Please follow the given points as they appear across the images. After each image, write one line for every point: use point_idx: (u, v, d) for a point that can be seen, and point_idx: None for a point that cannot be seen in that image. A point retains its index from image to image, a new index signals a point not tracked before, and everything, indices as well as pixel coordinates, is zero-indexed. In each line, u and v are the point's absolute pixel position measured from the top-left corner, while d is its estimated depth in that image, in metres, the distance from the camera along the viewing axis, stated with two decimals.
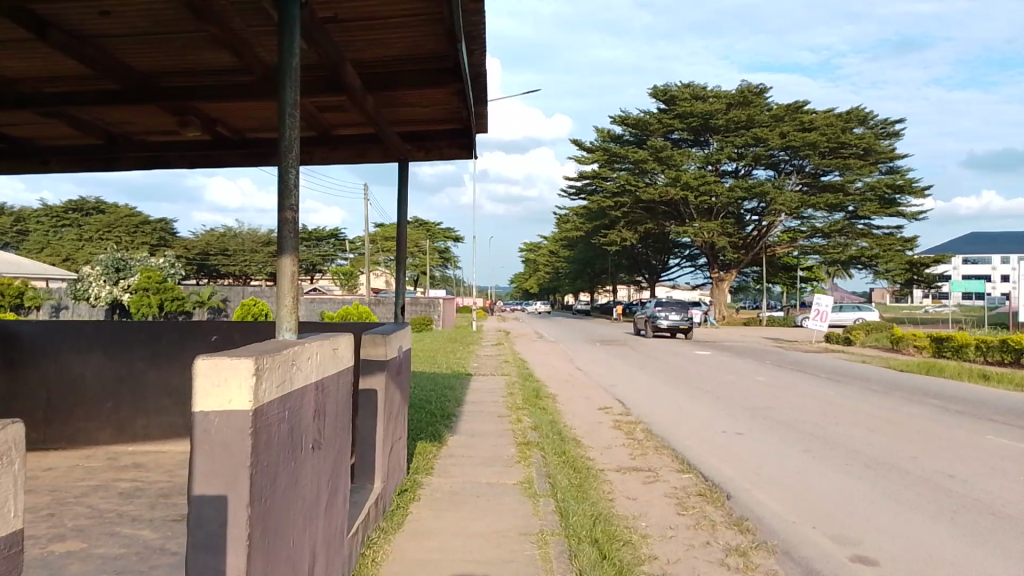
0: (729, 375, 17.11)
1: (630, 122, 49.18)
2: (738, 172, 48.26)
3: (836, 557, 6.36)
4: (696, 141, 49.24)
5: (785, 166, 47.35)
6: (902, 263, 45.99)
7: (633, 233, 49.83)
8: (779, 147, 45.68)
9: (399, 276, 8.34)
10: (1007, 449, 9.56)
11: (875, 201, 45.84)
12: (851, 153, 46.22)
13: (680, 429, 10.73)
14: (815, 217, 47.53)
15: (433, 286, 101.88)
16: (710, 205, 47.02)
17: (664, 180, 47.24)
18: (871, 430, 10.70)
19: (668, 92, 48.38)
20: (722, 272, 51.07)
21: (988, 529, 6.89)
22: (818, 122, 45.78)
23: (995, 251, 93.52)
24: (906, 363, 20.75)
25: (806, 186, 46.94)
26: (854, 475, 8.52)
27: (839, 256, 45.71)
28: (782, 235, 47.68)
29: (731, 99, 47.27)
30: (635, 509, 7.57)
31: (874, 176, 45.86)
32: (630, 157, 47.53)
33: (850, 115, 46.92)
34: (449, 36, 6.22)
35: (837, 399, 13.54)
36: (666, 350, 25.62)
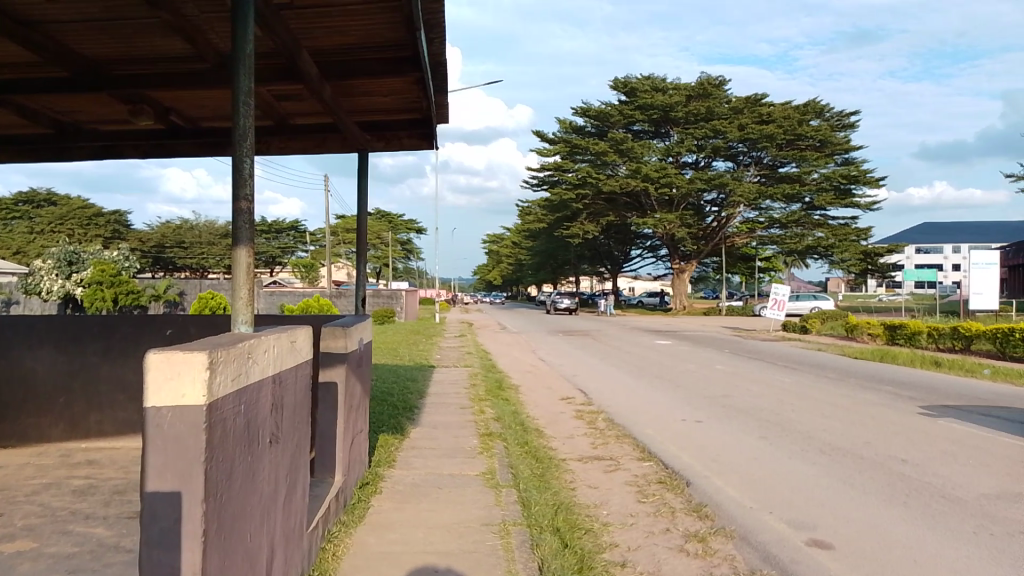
0: (689, 363, 17.30)
1: (591, 113, 49.47)
2: (698, 164, 48.83)
3: (792, 542, 6.54)
4: (657, 133, 49.57)
5: (743, 158, 47.97)
6: (857, 254, 46.69)
7: (595, 225, 49.88)
8: (737, 140, 46.18)
9: (360, 268, 8.19)
10: (959, 434, 9.81)
11: (831, 192, 46.55)
12: (808, 145, 46.99)
13: (640, 417, 10.82)
14: (773, 208, 48.15)
15: (395, 278, 101.32)
16: (671, 196, 47.48)
17: (625, 172, 47.48)
18: (826, 416, 10.94)
19: (628, 83, 48.89)
20: (683, 262, 51.54)
21: (940, 512, 7.09)
22: (776, 115, 46.51)
23: (944, 241, 95.76)
24: (859, 350, 21.19)
25: (763, 178, 47.62)
26: (810, 460, 8.70)
27: (796, 245, 46.33)
28: (741, 227, 48.82)
29: (690, 92, 47.67)
30: (597, 497, 7.64)
31: (830, 167, 46.59)
32: (592, 149, 47.63)
33: (807, 108, 47.59)
34: (407, 24, 6.17)
35: (796, 386, 13.77)
36: (629, 340, 25.85)
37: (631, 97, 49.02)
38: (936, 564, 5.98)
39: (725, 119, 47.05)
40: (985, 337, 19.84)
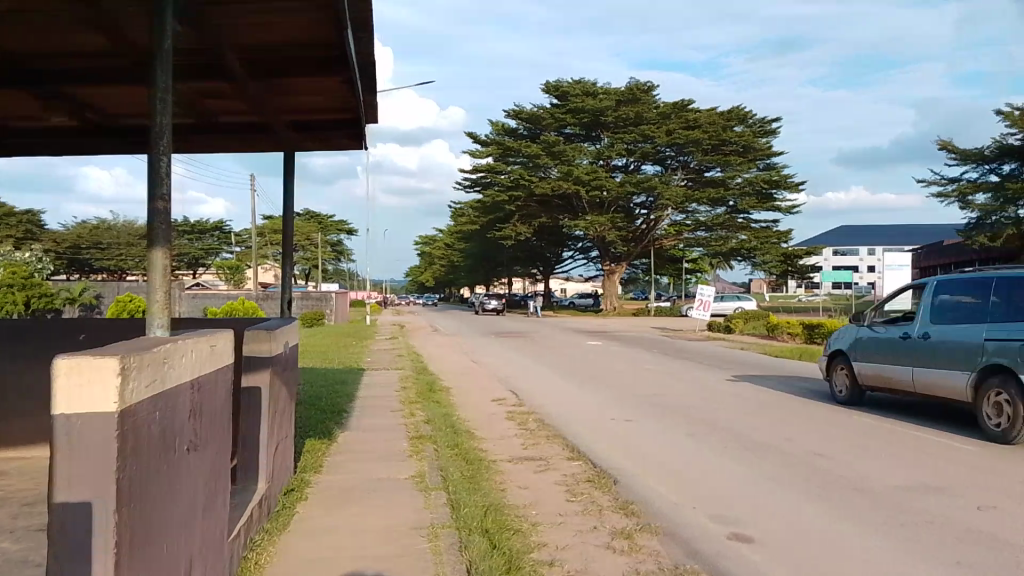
0: (620, 364, 17.60)
1: (524, 116, 50.07)
2: (628, 168, 49.84)
3: (717, 536, 6.73)
4: (588, 136, 50.47)
5: (671, 162, 49.09)
6: (777, 255, 48.42)
7: (528, 228, 50.49)
8: (665, 144, 47.32)
9: (287, 269, 8.03)
10: (871, 428, 10.29)
11: (753, 196, 47.87)
12: (732, 150, 48.28)
13: (571, 417, 10.94)
14: (699, 211, 49.29)
15: (327, 280, 99.62)
16: (601, 199, 48.26)
17: (557, 174, 48.10)
18: (749, 413, 11.29)
19: (560, 87, 49.72)
20: (613, 264, 52.38)
21: (854, 503, 7.42)
22: (702, 120, 47.69)
23: (858, 243, 100.47)
24: (780, 349, 21.95)
25: (690, 181, 48.64)
26: (733, 456, 8.98)
27: (721, 247, 47.51)
28: (670, 229, 49.23)
29: (619, 96, 48.05)
30: (528, 498, 7.67)
31: (753, 172, 47.81)
32: (524, 151, 48.13)
33: (731, 114, 48.99)
34: (335, 24, 6.08)
35: (721, 385, 14.17)
36: (560, 340, 26.13)
37: (563, 100, 49.87)
38: (851, 554, 6.25)
39: (654, 125, 48.03)
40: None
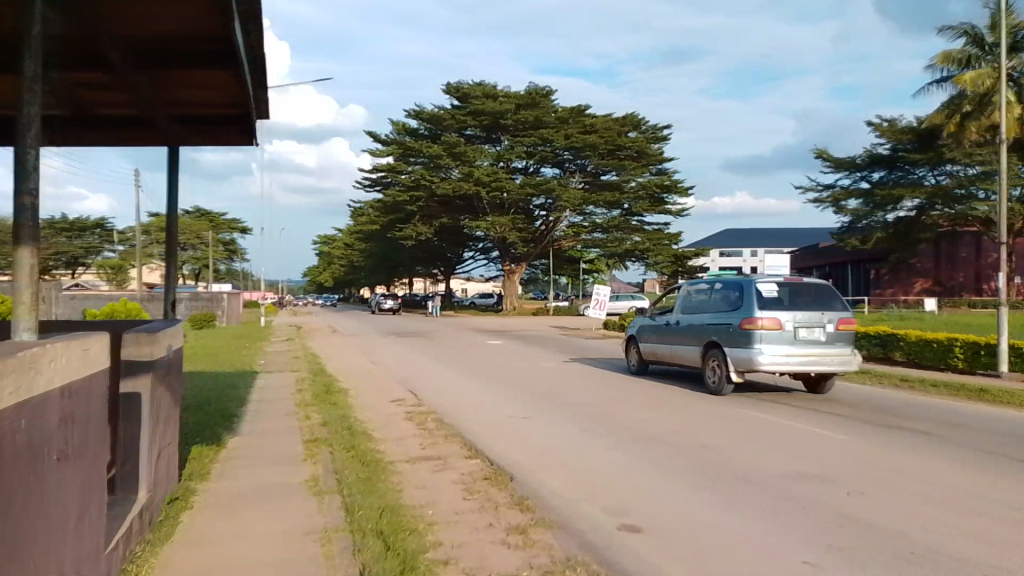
0: (519, 362, 17.85)
1: (424, 116, 50.20)
2: (527, 170, 50.48)
3: (607, 528, 6.96)
4: (488, 138, 50.98)
5: (569, 165, 49.91)
6: (668, 256, 49.78)
7: (428, 227, 50.34)
8: (563, 148, 48.34)
9: (171, 270, 7.72)
10: (753, 420, 10.88)
11: (647, 200, 49.62)
12: (626, 155, 49.46)
13: (469, 416, 11.01)
14: (596, 213, 50.75)
15: (219, 280, 95.58)
16: (502, 200, 48.72)
17: (458, 175, 48.34)
18: (642, 408, 11.70)
19: (461, 89, 50.14)
20: (513, 264, 53.33)
21: (736, 491, 7.84)
22: (598, 125, 48.67)
23: (743, 245, 106.21)
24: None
25: (587, 184, 49.79)
26: (626, 450, 9.29)
27: (617, 248, 48.25)
28: (568, 230, 50.34)
29: (519, 100, 49.21)
30: (425, 498, 7.68)
31: (647, 176, 49.70)
32: (426, 152, 48.16)
33: (626, 120, 50.34)
34: (223, 18, 5.90)
35: (616, 381, 14.62)
36: (459, 340, 26.21)
37: (463, 102, 50.31)
38: (733, 540, 6.61)
39: (552, 128, 48.93)
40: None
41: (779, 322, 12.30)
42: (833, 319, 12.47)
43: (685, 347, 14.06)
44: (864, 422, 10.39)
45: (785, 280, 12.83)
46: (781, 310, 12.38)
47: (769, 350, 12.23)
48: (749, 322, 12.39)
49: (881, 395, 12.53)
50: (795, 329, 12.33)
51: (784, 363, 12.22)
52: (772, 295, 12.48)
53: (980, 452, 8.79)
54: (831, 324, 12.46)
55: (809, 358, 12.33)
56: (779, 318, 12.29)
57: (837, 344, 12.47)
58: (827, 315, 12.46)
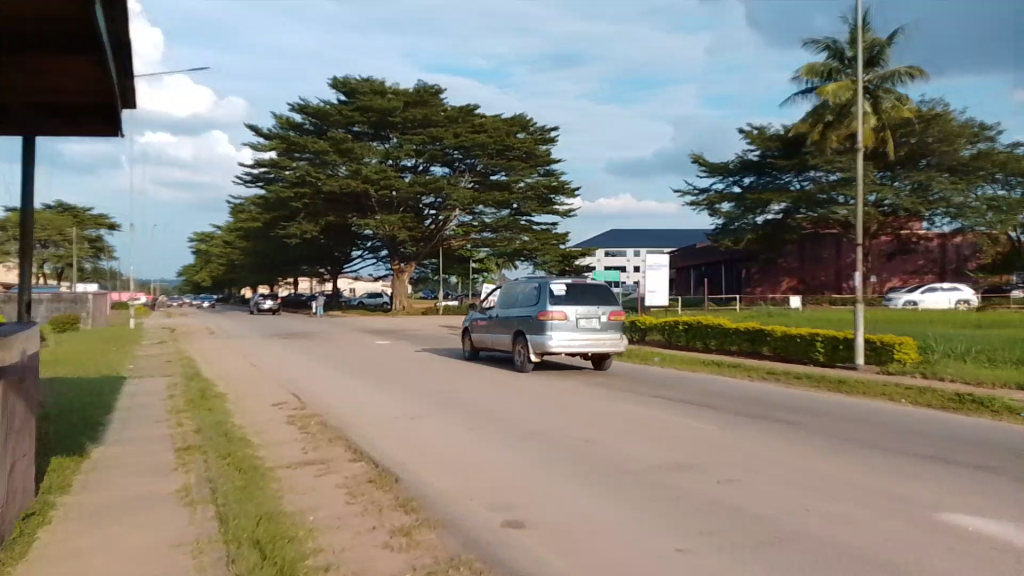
0: (407, 362, 17.72)
1: (310, 112, 49.33)
2: (417, 168, 50.08)
3: (491, 524, 7.03)
4: (377, 135, 49.90)
5: (459, 164, 50.08)
6: (557, 255, 50.82)
7: (313, 225, 49.26)
8: (453, 147, 48.38)
9: (22, 268, 7.15)
10: (632, 413, 11.27)
11: (535, 200, 50.42)
12: (515, 155, 49.98)
13: (354, 418, 10.84)
14: (485, 213, 51.05)
15: (83, 280, 88.93)
16: (391, 198, 48.31)
17: (345, 172, 47.40)
18: (529, 404, 11.88)
19: (348, 84, 49.63)
20: (403, 263, 52.94)
21: (616, 483, 8.09)
22: (487, 125, 49.09)
23: (627, 245, 110.06)
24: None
25: (477, 184, 49.99)
26: (511, 446, 9.41)
27: (507, 248, 49.34)
28: (457, 229, 50.49)
29: (408, 98, 49.03)
30: (305, 503, 7.51)
31: (535, 177, 50.15)
32: (311, 147, 47.13)
33: (515, 120, 50.80)
34: (84, 2, 5.51)
35: (502, 378, 14.78)
36: (344, 341, 25.67)
37: (350, 97, 49.80)
38: (612, 532, 6.83)
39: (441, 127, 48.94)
40: (656, 330, 21.19)
41: (565, 314, 15.52)
42: (607, 311, 15.79)
43: (503, 335, 17.10)
44: (733, 413, 11.02)
45: (573, 281, 16.07)
46: (568, 304, 15.62)
47: (557, 337, 15.45)
48: (543, 314, 15.56)
49: (752, 388, 13.29)
50: (577, 319, 15.60)
51: (568, 346, 15.51)
52: (561, 293, 15.65)
53: (834, 438, 9.52)
54: (605, 315, 15.80)
55: (589, 341, 15.64)
56: (566, 311, 15.49)
57: (610, 330, 15.84)
58: (602, 307, 15.79)
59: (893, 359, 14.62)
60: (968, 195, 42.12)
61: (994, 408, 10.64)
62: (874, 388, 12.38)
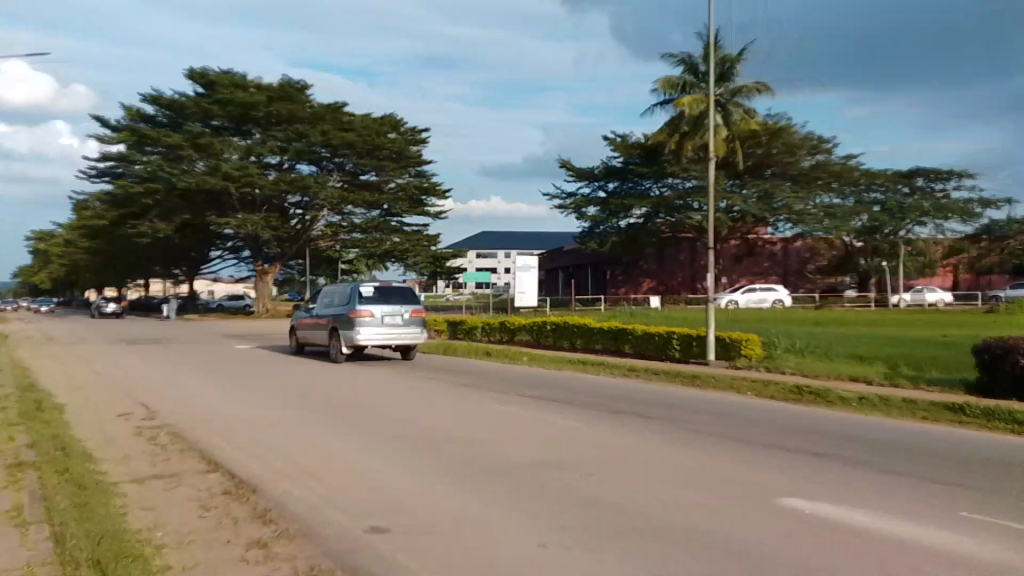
0: (269, 367, 17.11)
1: (163, 103, 47.64)
2: (281, 166, 48.26)
3: (352, 531, 6.95)
4: (239, 132, 48.04)
5: (326, 164, 48.86)
6: (427, 258, 50.88)
7: (167, 223, 47.09)
8: (320, 145, 46.79)
9: None
10: (497, 412, 11.47)
11: (405, 201, 50.20)
12: (385, 155, 49.35)
13: (209, 427, 10.37)
14: (355, 214, 50.39)
15: None
16: (253, 195, 46.69)
17: (203, 168, 45.64)
18: (394, 406, 11.82)
19: (206, 76, 47.36)
20: (266, 265, 51.48)
21: (479, 483, 8.22)
22: (357, 124, 47.85)
23: (499, 246, 111.29)
24: (425, 345, 23.02)
25: (346, 183, 49.35)
26: (375, 451, 9.33)
27: (376, 249, 48.88)
28: (326, 229, 49.60)
29: (271, 93, 47.02)
30: (153, 519, 7.11)
31: (406, 178, 50.33)
32: (164, 142, 45.61)
33: (384, 120, 49.69)
34: None
35: (368, 381, 14.61)
36: (200, 346, 24.38)
37: (209, 90, 47.55)
38: (473, 532, 6.94)
39: (307, 124, 47.17)
40: (524, 329, 21.79)
41: (372, 312, 18.03)
42: (409, 309, 18.41)
43: (321, 331, 19.45)
44: (594, 409, 11.46)
45: (381, 283, 18.53)
46: (375, 304, 18.11)
47: (364, 332, 17.99)
48: (353, 313, 18.00)
49: (615, 384, 13.88)
50: (382, 317, 18.13)
51: (374, 339, 18.05)
52: (370, 294, 18.09)
53: (686, 430, 10.11)
54: (408, 313, 18.42)
55: (393, 335, 18.25)
56: (373, 309, 18.00)
57: (412, 325, 18.52)
58: (405, 306, 18.37)
59: (741, 355, 15.70)
60: (809, 203, 45.90)
61: (827, 399, 11.69)
62: (725, 381, 13.30)
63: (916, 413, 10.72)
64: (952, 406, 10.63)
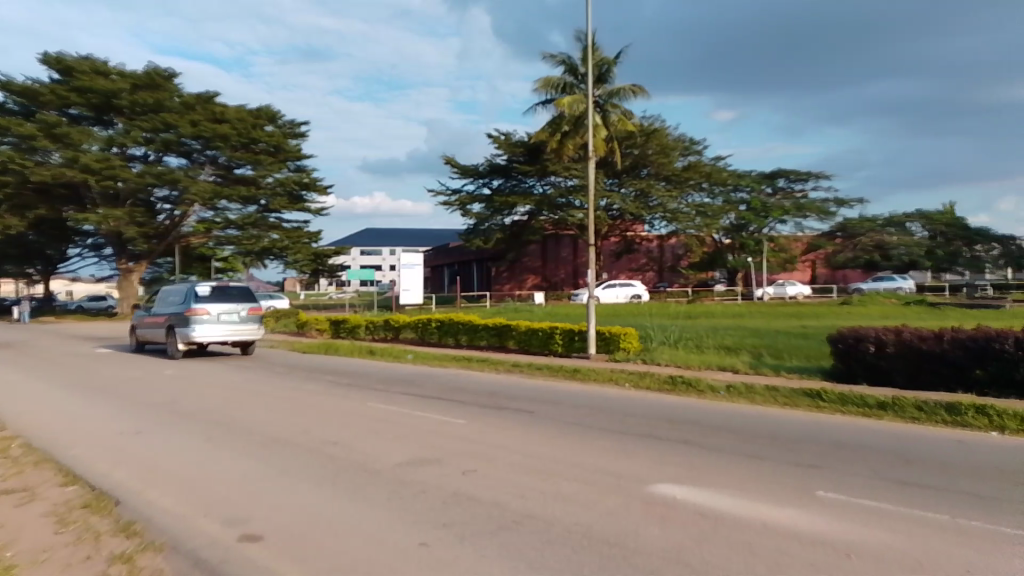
0: (133, 371, 16.09)
1: (14, 89, 44.42)
2: (148, 158, 45.85)
3: (224, 541, 6.68)
4: (99, 120, 45.63)
5: (198, 156, 46.44)
6: (308, 255, 49.44)
7: (20, 219, 44.33)
8: (190, 136, 44.42)
9: None
10: (379, 410, 11.33)
11: (284, 197, 48.43)
12: (262, 149, 47.47)
13: (67, 437, 9.69)
14: (229, 209, 47.83)
15: None
16: (117, 189, 43.96)
17: (60, 159, 42.79)
18: (271, 409, 11.44)
19: (62, 61, 44.05)
20: (131, 263, 48.23)
21: (359, 484, 8.09)
22: (229, 115, 45.83)
23: (384, 244, 109.11)
24: (307, 344, 22.55)
25: (219, 177, 47.15)
26: (251, 455, 9.02)
27: (253, 247, 46.99)
28: (197, 225, 46.61)
29: (136, 80, 44.25)
30: (2, 538, 6.58)
31: (284, 173, 48.07)
32: (15, 130, 42.19)
33: (260, 113, 47.68)
34: None
35: (243, 383, 14.05)
36: (55, 350, 22.57)
37: (66, 76, 44.41)
38: (353, 533, 6.83)
39: (175, 114, 44.64)
40: (410, 327, 21.88)
41: (208, 310, 18.50)
42: (246, 307, 18.98)
43: (159, 329, 19.80)
44: (477, 405, 11.58)
45: (219, 282, 19.01)
46: (211, 303, 18.55)
47: (199, 330, 18.46)
48: (189, 311, 18.43)
49: (498, 380, 14.10)
50: (218, 314, 18.63)
51: (211, 336, 18.53)
52: (206, 293, 18.52)
53: (565, 423, 10.39)
54: (245, 310, 18.99)
55: (229, 332, 18.77)
56: (208, 307, 18.47)
57: (249, 323, 19.09)
58: (242, 304, 18.94)
59: (619, 348, 16.26)
60: (682, 201, 48.36)
61: (698, 389, 12.33)
62: (603, 374, 13.77)
63: (777, 399, 11.48)
64: (810, 392, 11.41)
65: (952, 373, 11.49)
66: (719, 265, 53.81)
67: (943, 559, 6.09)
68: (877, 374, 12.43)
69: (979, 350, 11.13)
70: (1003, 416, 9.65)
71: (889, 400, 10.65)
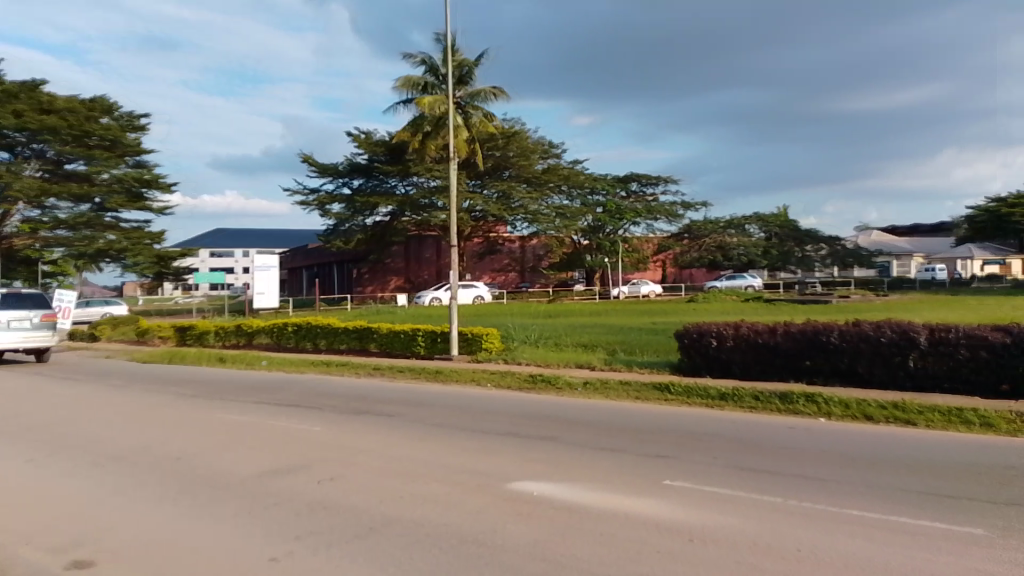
0: None
1: None
2: None
3: (51, 570, 6.08)
4: None
5: (22, 150, 42.50)
6: (151, 257, 46.11)
7: None
8: (13, 128, 40.81)
9: None
10: (229, 421, 10.76)
11: (123, 195, 44.94)
12: (96, 143, 43.94)
13: None
14: (59, 208, 44.04)
15: None
16: None
17: None
18: (107, 424, 10.57)
19: None
20: None
21: (208, 500, 7.64)
22: (60, 105, 42.32)
23: (236, 245, 102.97)
24: (148, 353, 21.10)
25: (47, 173, 43.20)
26: (84, 476, 8.28)
27: (87, 248, 43.44)
28: (21, 225, 42.62)
29: None
30: None
31: (123, 168, 44.68)
32: None
33: (95, 104, 44.27)
34: None
35: (72, 397, 12.87)
36: None
37: None
38: (199, 552, 6.43)
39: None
40: (263, 332, 21.22)
41: None
42: (39, 314, 18.49)
43: None
44: (335, 411, 11.28)
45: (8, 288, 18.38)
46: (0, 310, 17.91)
47: None
48: None
49: (358, 384, 13.83)
50: (8, 322, 18.02)
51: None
52: None
53: (426, 425, 10.34)
54: (38, 317, 18.51)
55: (20, 339, 18.25)
56: None
57: (42, 329, 18.62)
58: (35, 311, 18.43)
59: (482, 349, 16.43)
60: (542, 203, 49.67)
61: (556, 385, 12.67)
62: (465, 374, 13.87)
63: (631, 393, 11.98)
64: (659, 385, 12.01)
65: (784, 362, 12.46)
66: (577, 265, 55.64)
67: (780, 539, 6.51)
68: (718, 366, 13.24)
69: (807, 341, 12.18)
70: (829, 403, 10.57)
71: (730, 390, 11.40)
